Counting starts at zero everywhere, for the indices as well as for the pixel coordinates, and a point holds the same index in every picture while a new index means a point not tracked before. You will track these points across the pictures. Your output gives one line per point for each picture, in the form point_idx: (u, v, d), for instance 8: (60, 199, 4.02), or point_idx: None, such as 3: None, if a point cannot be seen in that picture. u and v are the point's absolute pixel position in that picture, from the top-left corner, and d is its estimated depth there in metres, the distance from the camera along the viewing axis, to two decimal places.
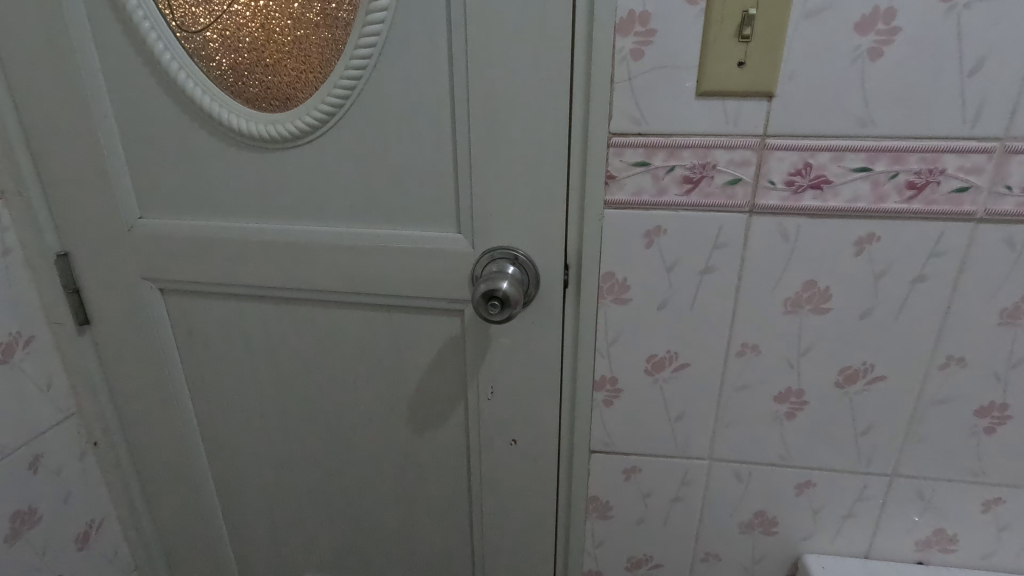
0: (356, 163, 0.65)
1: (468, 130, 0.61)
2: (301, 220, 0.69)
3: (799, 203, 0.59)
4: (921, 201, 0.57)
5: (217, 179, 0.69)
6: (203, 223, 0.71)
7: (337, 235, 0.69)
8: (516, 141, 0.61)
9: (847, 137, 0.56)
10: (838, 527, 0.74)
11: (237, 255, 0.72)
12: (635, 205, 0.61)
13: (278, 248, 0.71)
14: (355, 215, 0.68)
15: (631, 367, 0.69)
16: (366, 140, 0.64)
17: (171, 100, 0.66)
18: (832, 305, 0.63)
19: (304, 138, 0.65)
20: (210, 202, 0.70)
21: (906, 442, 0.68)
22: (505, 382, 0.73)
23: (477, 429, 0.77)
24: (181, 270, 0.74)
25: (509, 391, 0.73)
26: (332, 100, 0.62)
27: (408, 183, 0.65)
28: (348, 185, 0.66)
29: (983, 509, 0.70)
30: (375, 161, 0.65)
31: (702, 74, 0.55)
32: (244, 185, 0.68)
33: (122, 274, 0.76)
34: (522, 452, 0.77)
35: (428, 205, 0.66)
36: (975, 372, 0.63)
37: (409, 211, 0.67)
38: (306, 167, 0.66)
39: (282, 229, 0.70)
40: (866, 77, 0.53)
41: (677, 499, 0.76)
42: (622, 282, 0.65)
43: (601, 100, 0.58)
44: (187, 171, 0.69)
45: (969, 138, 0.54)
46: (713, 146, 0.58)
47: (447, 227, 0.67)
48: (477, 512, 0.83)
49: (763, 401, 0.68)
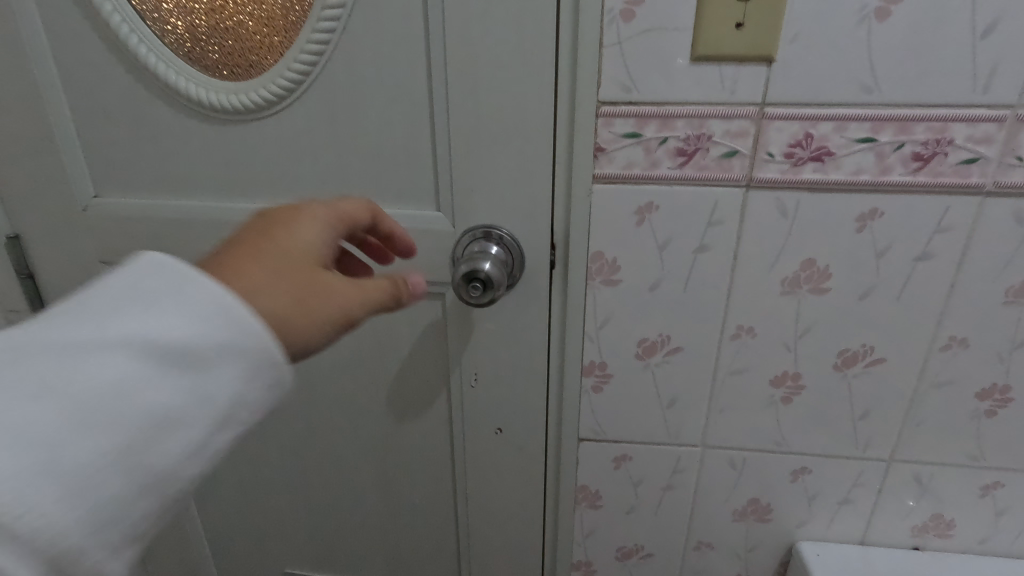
0: (326, 136, 0.61)
1: (447, 99, 0.57)
2: (269, 198, 0.65)
3: (799, 176, 0.55)
4: (927, 173, 0.54)
5: (176, 155, 0.64)
6: (164, 202, 0.67)
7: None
8: (498, 111, 0.56)
9: (851, 105, 0.52)
10: (834, 513, 0.72)
11: (201, 237, 0.67)
12: (625, 180, 0.58)
13: (244, 228, 0.66)
14: (327, 192, 0.63)
15: (622, 351, 0.66)
16: (336, 111, 0.59)
17: (123, 67, 0.61)
18: (832, 285, 0.60)
19: (269, 110, 0.60)
20: (172, 180, 0.65)
21: (905, 426, 0.66)
22: (489, 368, 0.69)
23: (461, 418, 0.73)
24: (141, 254, 0.70)
25: (494, 378, 0.70)
26: (299, 67, 0.57)
27: (382, 158, 0.61)
28: (318, 160, 0.62)
29: (982, 493, 0.68)
30: (346, 133, 0.60)
31: (697, 37, 0.51)
32: (207, 161, 0.64)
33: (78, 258, 0.71)
34: (509, 441, 0.74)
35: (405, 181, 0.62)
36: (978, 354, 0.61)
37: (385, 188, 0.62)
38: (273, 140, 0.61)
39: (248, 208, 0.65)
40: (872, 39, 0.50)
41: (669, 487, 0.73)
42: (612, 262, 0.61)
43: (589, 66, 0.53)
44: (145, 146, 0.64)
45: (979, 106, 0.51)
46: (709, 116, 0.54)
47: (426, 204, 0.63)
48: (462, 503, 0.80)
49: (758, 386, 0.66)
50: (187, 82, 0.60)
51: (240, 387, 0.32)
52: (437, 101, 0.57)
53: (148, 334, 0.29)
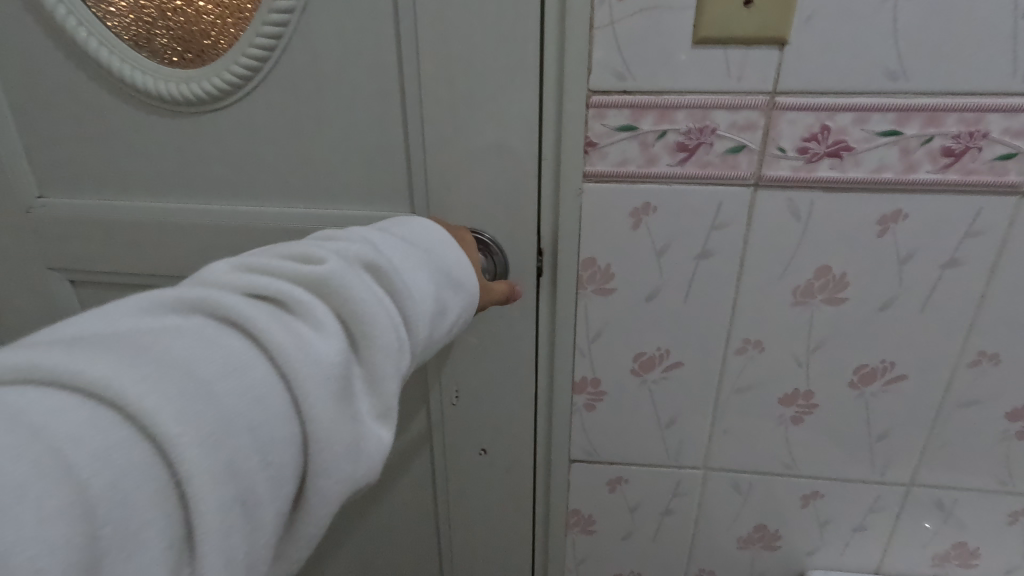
0: (285, 130, 0.54)
1: (420, 87, 0.50)
2: (227, 198, 0.58)
3: (813, 174, 0.50)
4: (958, 170, 0.48)
5: (125, 151, 0.58)
6: (114, 203, 0.60)
7: (269, 217, 0.58)
8: (477, 101, 0.50)
9: (874, 94, 0.46)
10: (848, 540, 0.66)
11: (155, 242, 0.61)
12: (619, 178, 0.52)
13: (201, 232, 0.60)
14: (290, 192, 0.57)
15: (617, 366, 0.60)
16: (297, 102, 0.52)
17: (60, 52, 0.54)
18: (849, 295, 0.54)
19: (223, 100, 0.53)
20: (121, 179, 0.59)
21: (927, 449, 0.60)
22: (470, 386, 0.63)
23: (441, 438, 0.67)
24: (91, 259, 0.64)
25: (476, 396, 0.64)
26: (253, 53, 0.50)
27: (349, 155, 0.54)
28: (279, 157, 0.55)
29: (1009, 520, 0.62)
30: (308, 127, 0.54)
31: (700, 17, 0.45)
32: (158, 158, 0.57)
33: (23, 263, 0.65)
34: (494, 463, 0.68)
35: (375, 180, 0.55)
36: (1010, 370, 0.55)
37: (353, 188, 0.56)
38: (229, 135, 0.55)
39: (205, 210, 0.59)
40: (899, 18, 0.44)
41: (668, 512, 0.67)
42: (605, 270, 0.56)
43: (578, 50, 0.47)
44: (89, 142, 0.58)
45: (1019, 94, 0.45)
46: (712, 106, 0.48)
47: (399, 206, 0.56)
48: (444, 529, 0.74)
49: (766, 404, 0.60)
50: (132, 70, 0.53)
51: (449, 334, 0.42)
52: (407, 90, 0.51)
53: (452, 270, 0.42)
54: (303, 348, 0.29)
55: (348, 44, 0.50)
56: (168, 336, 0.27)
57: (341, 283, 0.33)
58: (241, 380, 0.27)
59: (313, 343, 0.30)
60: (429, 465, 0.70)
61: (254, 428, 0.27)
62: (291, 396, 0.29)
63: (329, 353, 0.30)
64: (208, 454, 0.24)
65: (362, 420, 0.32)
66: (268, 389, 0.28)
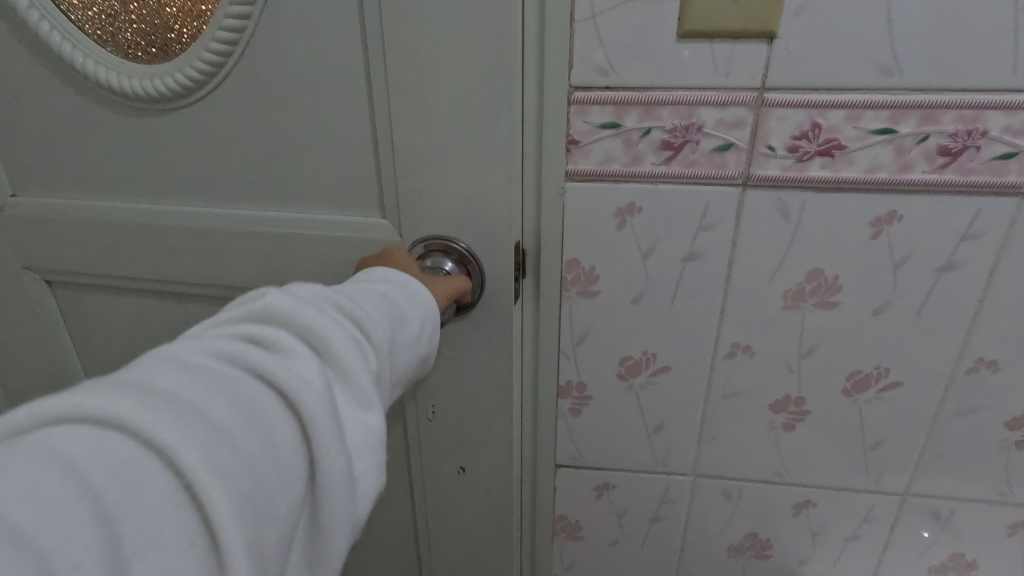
0: (254, 129, 0.52)
1: (384, 84, 0.47)
2: (195, 199, 0.57)
3: (804, 173, 0.48)
4: (955, 170, 0.46)
5: (96, 150, 0.56)
6: (88, 202, 0.59)
7: (243, 217, 0.56)
8: (444, 97, 0.47)
9: (868, 90, 0.44)
10: (841, 551, 0.64)
11: (128, 242, 0.60)
12: (603, 177, 0.50)
13: (176, 233, 0.58)
14: (257, 194, 0.55)
15: (602, 370, 0.58)
16: (260, 100, 0.50)
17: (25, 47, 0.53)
18: (841, 299, 0.52)
19: (187, 98, 0.52)
20: (95, 179, 0.58)
21: (923, 457, 0.58)
22: (446, 402, 0.60)
23: (419, 454, 0.64)
24: (65, 259, 0.63)
25: (452, 413, 0.60)
26: (213, 49, 0.48)
27: (314, 155, 0.52)
28: (245, 157, 0.53)
29: (1009, 532, 0.60)
30: (272, 126, 0.51)
31: (685, 9, 0.44)
32: (130, 158, 0.56)
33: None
34: (472, 483, 0.64)
35: (342, 183, 0.53)
36: (1009, 378, 0.53)
37: (320, 191, 0.54)
38: (194, 134, 0.53)
39: (179, 210, 0.57)
40: (893, 11, 0.42)
41: (656, 519, 0.66)
42: (589, 271, 0.54)
43: (558, 45, 0.46)
44: (60, 141, 0.57)
45: (1021, 91, 0.43)
46: (698, 103, 0.47)
47: (369, 210, 0.54)
48: (424, 547, 0.71)
49: (756, 410, 0.58)
50: (95, 66, 0.52)
51: (422, 337, 0.40)
52: (374, 89, 0.47)
53: (412, 291, 0.41)
54: (283, 367, 0.27)
55: (312, 37, 0.47)
56: (147, 369, 0.25)
57: (292, 303, 0.30)
58: (242, 410, 0.24)
59: (289, 359, 0.27)
60: (407, 480, 0.66)
61: (251, 450, 0.24)
62: (280, 410, 0.26)
63: (324, 379, 0.28)
64: (211, 476, 0.22)
65: (359, 429, 0.29)
66: (249, 417, 0.25)
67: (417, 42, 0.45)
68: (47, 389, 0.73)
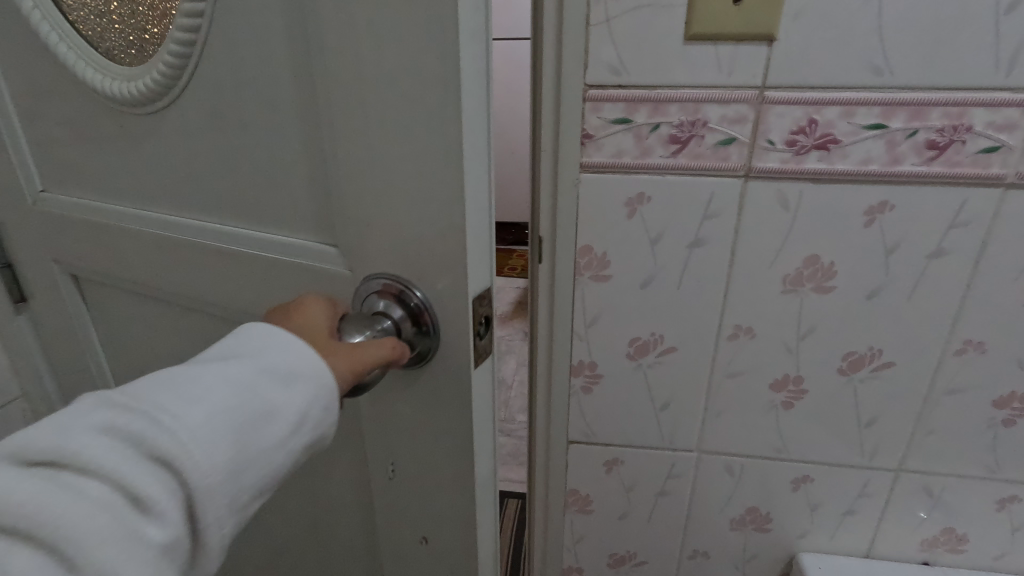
0: (196, 134, 0.42)
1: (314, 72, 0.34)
2: (156, 209, 0.50)
3: (801, 165, 0.52)
4: (942, 163, 0.50)
5: (98, 161, 0.53)
6: (84, 200, 0.57)
7: (205, 243, 0.47)
8: (385, 82, 0.32)
9: (861, 88, 0.48)
10: (837, 525, 0.68)
11: (112, 247, 0.56)
12: (614, 169, 0.54)
13: (144, 243, 0.52)
14: (206, 211, 0.46)
15: (612, 350, 0.62)
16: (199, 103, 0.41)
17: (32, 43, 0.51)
18: (837, 283, 0.56)
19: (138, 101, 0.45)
20: (86, 179, 0.55)
21: (915, 434, 0.61)
22: (403, 456, 0.44)
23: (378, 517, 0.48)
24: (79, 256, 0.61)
25: (410, 471, 0.44)
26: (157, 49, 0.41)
27: (252, 169, 0.41)
28: (193, 167, 0.45)
29: (998, 507, 0.64)
30: (211, 134, 0.42)
31: (691, 14, 0.48)
32: (115, 170, 0.51)
33: (38, 255, 0.66)
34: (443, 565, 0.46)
35: (285, 204, 0.41)
36: (996, 359, 0.56)
37: (263, 213, 0.42)
38: (150, 137, 0.46)
39: (145, 219, 0.51)
40: (883, 17, 0.46)
41: (662, 494, 0.70)
42: (601, 256, 0.58)
43: (575, 47, 0.50)
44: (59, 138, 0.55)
45: (1002, 90, 0.47)
46: (704, 100, 0.51)
47: (319, 240, 0.40)
48: None
49: (757, 389, 0.62)
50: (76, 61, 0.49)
51: (304, 419, 0.31)
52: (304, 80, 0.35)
53: (274, 366, 0.30)
54: None
55: (243, 22, 0.36)
56: None
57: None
58: None
59: None
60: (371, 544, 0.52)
61: None
62: None
63: None
64: None
65: None
66: None
67: (354, 32, 0.31)
68: (87, 386, 0.74)
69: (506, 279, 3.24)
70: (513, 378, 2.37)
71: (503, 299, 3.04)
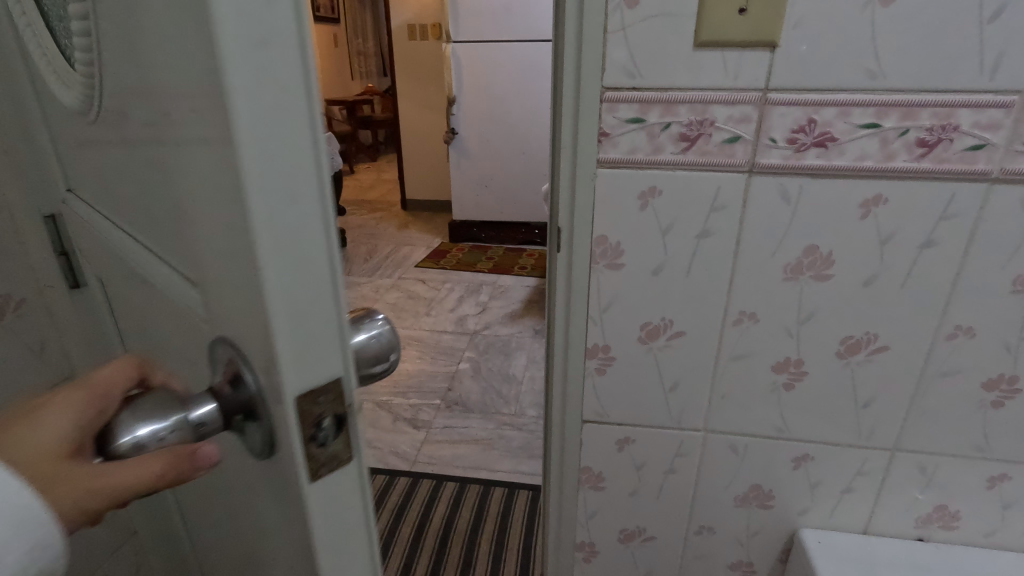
0: (116, 185, 0.39)
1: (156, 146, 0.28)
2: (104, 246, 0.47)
3: (802, 162, 0.56)
4: (932, 159, 0.54)
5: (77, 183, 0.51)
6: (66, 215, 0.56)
7: (138, 286, 0.42)
8: (197, 170, 0.25)
9: (856, 91, 0.53)
10: (836, 502, 0.72)
11: (92, 265, 0.55)
12: (628, 164, 0.59)
13: (106, 271, 0.51)
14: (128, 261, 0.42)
15: (625, 334, 0.67)
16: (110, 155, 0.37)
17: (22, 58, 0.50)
18: (834, 272, 0.60)
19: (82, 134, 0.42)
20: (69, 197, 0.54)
21: (909, 415, 0.65)
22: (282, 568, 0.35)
23: None
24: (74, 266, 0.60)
25: None
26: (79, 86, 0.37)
27: (145, 232, 0.36)
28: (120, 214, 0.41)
29: (988, 485, 0.68)
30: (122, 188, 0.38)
31: (700, 23, 0.52)
32: (84, 194, 0.49)
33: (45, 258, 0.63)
34: None
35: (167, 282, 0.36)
36: (985, 343, 0.60)
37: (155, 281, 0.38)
38: (95, 175, 0.43)
39: (101, 251, 0.49)
40: (876, 25, 0.50)
41: (671, 471, 0.74)
42: (615, 246, 0.63)
43: (593, 53, 0.55)
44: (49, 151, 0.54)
45: (987, 92, 0.51)
46: (711, 102, 0.55)
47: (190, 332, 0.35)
48: None
49: (761, 371, 0.66)
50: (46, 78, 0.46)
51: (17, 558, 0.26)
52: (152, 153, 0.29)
53: None
54: None
55: (113, 73, 0.31)
56: None
57: None
58: None
59: None
60: None
61: None
62: None
63: None
64: None
65: None
66: None
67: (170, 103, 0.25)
68: None
69: (517, 278, 3.29)
70: (525, 374, 2.42)
71: (514, 297, 3.09)
